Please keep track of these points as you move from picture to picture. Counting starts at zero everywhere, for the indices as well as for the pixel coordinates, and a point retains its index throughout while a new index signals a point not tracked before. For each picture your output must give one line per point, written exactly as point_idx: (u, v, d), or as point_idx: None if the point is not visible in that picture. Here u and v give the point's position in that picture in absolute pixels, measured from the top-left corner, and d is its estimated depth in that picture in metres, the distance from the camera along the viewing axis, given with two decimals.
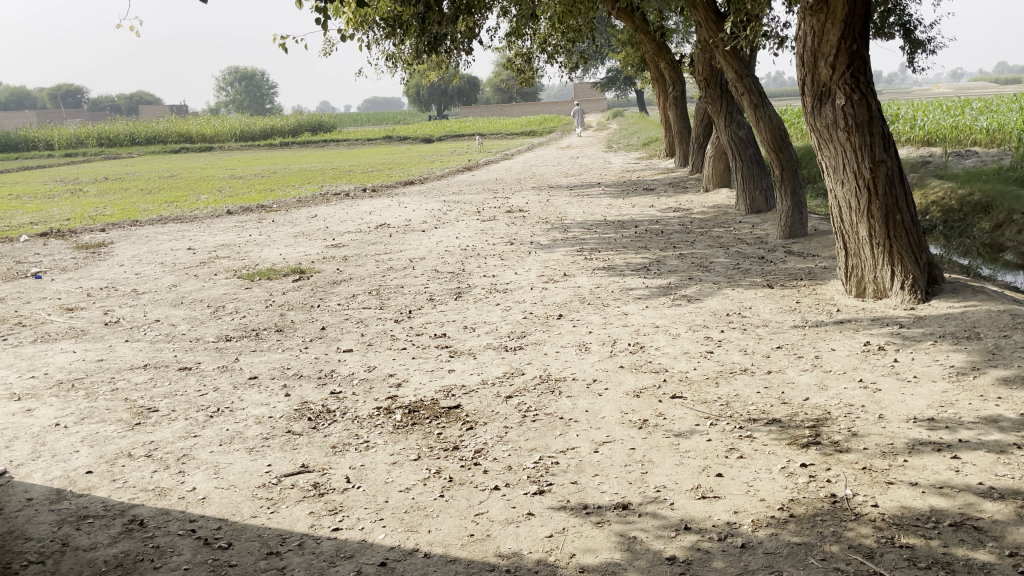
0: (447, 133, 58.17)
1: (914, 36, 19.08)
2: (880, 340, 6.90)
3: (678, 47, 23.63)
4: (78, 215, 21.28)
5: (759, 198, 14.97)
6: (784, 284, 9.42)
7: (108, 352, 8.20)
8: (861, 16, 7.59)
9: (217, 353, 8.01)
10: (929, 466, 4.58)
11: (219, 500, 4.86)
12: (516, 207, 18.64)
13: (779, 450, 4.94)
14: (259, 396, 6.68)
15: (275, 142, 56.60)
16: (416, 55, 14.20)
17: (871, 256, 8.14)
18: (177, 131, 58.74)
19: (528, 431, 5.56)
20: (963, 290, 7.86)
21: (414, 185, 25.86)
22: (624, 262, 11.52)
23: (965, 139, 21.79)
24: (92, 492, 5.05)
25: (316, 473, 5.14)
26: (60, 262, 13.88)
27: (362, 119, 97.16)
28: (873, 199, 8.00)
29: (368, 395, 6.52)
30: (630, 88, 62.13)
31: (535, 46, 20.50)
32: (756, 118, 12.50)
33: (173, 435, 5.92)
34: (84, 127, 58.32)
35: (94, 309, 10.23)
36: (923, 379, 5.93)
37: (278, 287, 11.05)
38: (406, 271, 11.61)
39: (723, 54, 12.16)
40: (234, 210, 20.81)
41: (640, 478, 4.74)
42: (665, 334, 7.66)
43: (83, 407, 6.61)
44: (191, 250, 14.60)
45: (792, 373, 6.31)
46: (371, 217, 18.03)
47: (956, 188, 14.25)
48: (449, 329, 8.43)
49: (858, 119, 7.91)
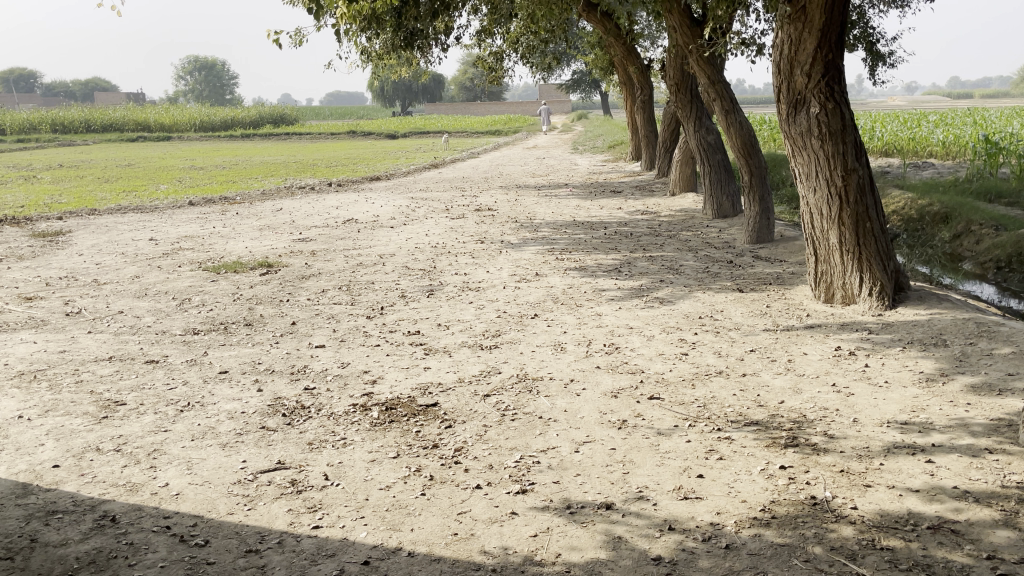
0: (413, 130, 57.80)
1: (876, 49, 19.49)
2: (850, 346, 7.03)
3: (647, 52, 23.85)
4: (33, 203, 20.68)
5: (726, 204, 15.13)
6: (754, 289, 9.53)
7: (71, 344, 7.98)
8: (838, 26, 7.72)
9: (185, 347, 7.84)
10: (904, 469, 4.67)
11: (193, 497, 4.75)
12: (485, 205, 18.62)
13: (759, 452, 4.99)
14: (230, 391, 6.56)
15: (236, 134, 55.71)
16: (390, 51, 14.12)
17: (840, 263, 8.27)
18: (135, 119, 57.51)
19: (507, 430, 5.54)
20: (929, 298, 8.05)
21: (381, 181, 25.66)
22: (595, 262, 11.57)
23: (923, 150, 22.31)
24: (59, 487, 4.90)
25: (293, 470, 5.05)
26: (16, 250, 13.48)
27: (325, 113, 96.07)
28: (844, 207, 8.13)
29: (343, 392, 6.44)
30: (595, 90, 62.55)
31: (507, 45, 20.53)
32: (727, 124, 12.66)
33: (143, 430, 5.77)
34: (37, 113, 56.75)
35: (54, 299, 9.95)
36: (894, 384, 6.05)
37: (246, 280, 10.87)
38: (376, 268, 11.50)
39: (696, 59, 12.25)
40: (197, 201, 20.46)
41: (622, 478, 4.75)
42: (640, 336, 7.71)
43: (47, 399, 6.42)
44: (153, 241, 14.29)
45: (767, 376, 6.39)
46: (338, 212, 17.86)
47: (916, 198, 14.58)
48: (423, 326, 8.38)
49: (831, 127, 8.04)
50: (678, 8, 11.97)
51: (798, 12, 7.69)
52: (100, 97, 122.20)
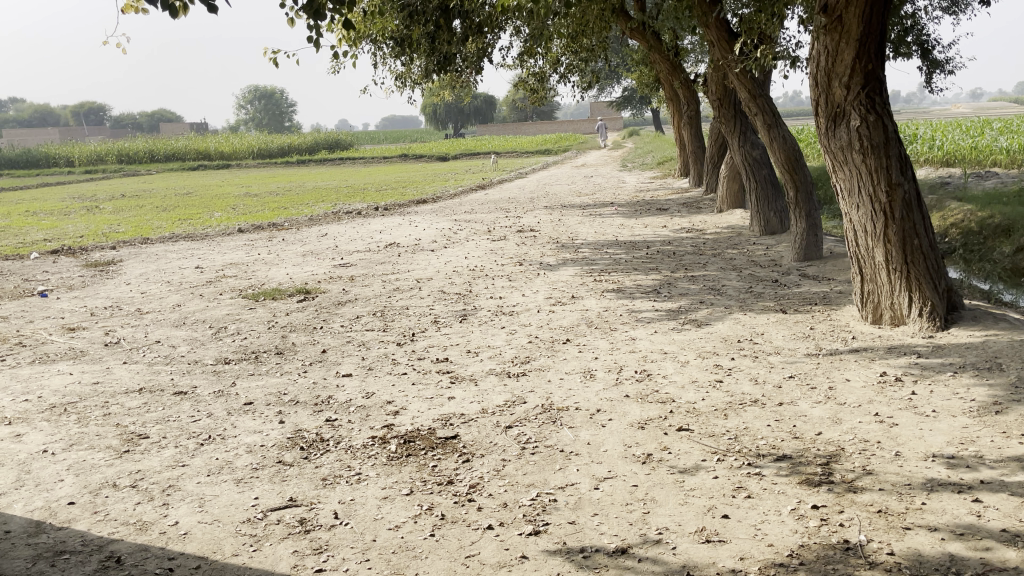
0: (464, 151, 58.29)
1: (931, 57, 18.86)
2: (897, 371, 6.63)
3: (693, 67, 23.52)
4: (92, 232, 21.36)
5: (774, 220, 14.70)
6: (798, 309, 9.14)
7: (105, 375, 8.05)
8: (877, 35, 7.36)
9: (214, 377, 7.83)
10: (947, 510, 4.31)
11: (201, 536, 4.65)
12: (527, 226, 18.51)
13: (790, 490, 4.67)
14: (253, 423, 6.49)
15: (292, 160, 56.97)
16: (427, 75, 14.16)
17: (887, 282, 7.86)
18: (196, 147, 59.21)
19: (526, 465, 5.32)
20: (984, 318, 7.57)
21: (427, 204, 25.76)
22: (634, 283, 11.30)
23: (985, 160, 21.43)
24: (71, 525, 4.87)
25: (303, 507, 4.93)
26: (67, 280, 13.84)
27: (379, 138, 97.50)
28: (890, 224, 7.73)
29: (364, 424, 6.31)
30: (645, 106, 62.12)
31: (548, 66, 20.48)
32: (770, 139, 12.29)
33: (161, 464, 5.73)
34: (104, 145, 58.89)
35: (96, 329, 10.12)
36: (943, 414, 5.65)
37: (282, 307, 10.90)
38: (412, 292, 11.44)
39: (735, 74, 11.93)
40: (246, 228, 20.80)
41: (641, 518, 4.49)
42: (674, 361, 7.42)
43: (73, 432, 6.44)
44: (199, 269, 14.50)
45: (804, 405, 6.03)
46: (381, 235, 17.95)
47: (977, 210, 13.92)
48: (452, 353, 8.23)
49: (873, 140, 7.67)
50: (714, 21, 11.73)
51: (834, 22, 7.36)
52: (163, 128, 126.26)
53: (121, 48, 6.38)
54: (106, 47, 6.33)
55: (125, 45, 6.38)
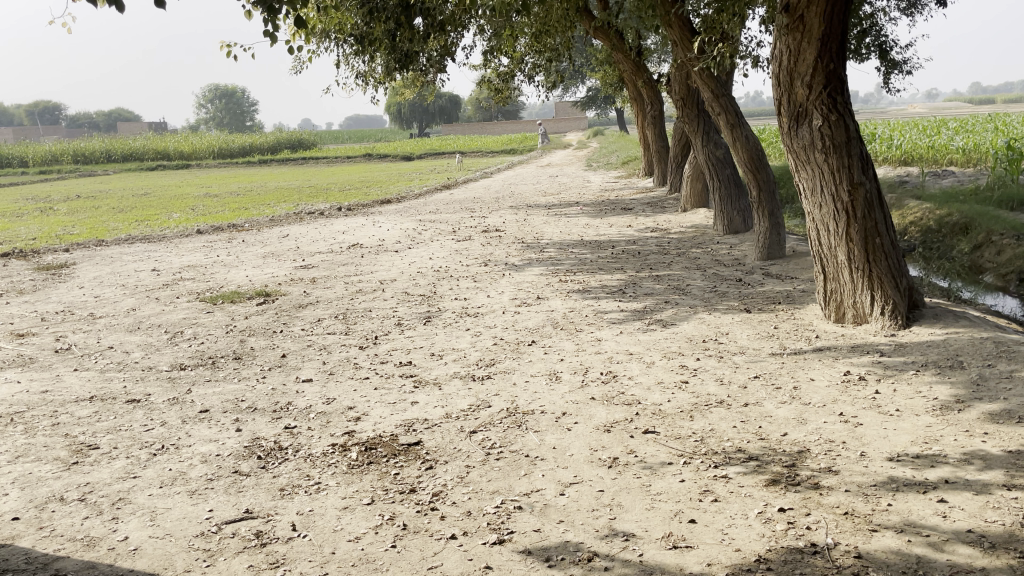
0: (428, 151, 58.07)
1: (889, 57, 19.13)
2: (860, 370, 6.63)
3: (656, 67, 23.59)
4: (45, 234, 20.78)
5: (737, 219, 14.75)
6: (762, 309, 9.15)
7: (55, 383, 7.77)
8: (838, 35, 7.37)
9: (169, 384, 7.60)
10: (914, 510, 4.28)
11: (151, 552, 4.47)
12: (492, 226, 18.41)
13: (756, 493, 4.62)
14: (208, 432, 6.29)
15: (254, 159, 56.14)
16: (389, 73, 13.98)
17: (849, 281, 7.89)
18: (154, 147, 58.12)
19: (491, 471, 5.22)
20: (945, 316, 7.63)
21: (391, 204, 25.56)
22: (599, 283, 11.25)
23: (942, 159, 21.79)
24: (14, 542, 4.65)
25: (260, 520, 4.76)
26: (18, 284, 13.40)
27: (343, 137, 96.53)
28: (852, 223, 7.75)
29: (324, 431, 6.15)
30: (609, 106, 62.27)
31: (512, 65, 20.39)
32: (733, 138, 12.33)
33: (111, 476, 5.52)
34: (58, 145, 57.41)
35: (46, 335, 9.78)
36: (906, 413, 5.65)
37: (241, 311, 10.66)
38: (376, 294, 11.27)
39: (698, 73, 11.96)
40: (205, 229, 20.39)
41: (607, 525, 4.41)
42: (639, 363, 7.36)
43: (19, 444, 6.19)
44: (156, 272, 14.15)
45: (770, 405, 6.00)
46: (344, 236, 17.72)
47: (934, 209, 14.11)
48: (415, 356, 8.09)
49: (835, 140, 7.69)
50: (677, 21, 11.76)
51: (796, 22, 7.36)
52: (122, 127, 123.95)
53: (67, 29, 6.37)
54: (55, 27, 6.32)
55: (68, 25, 6.36)
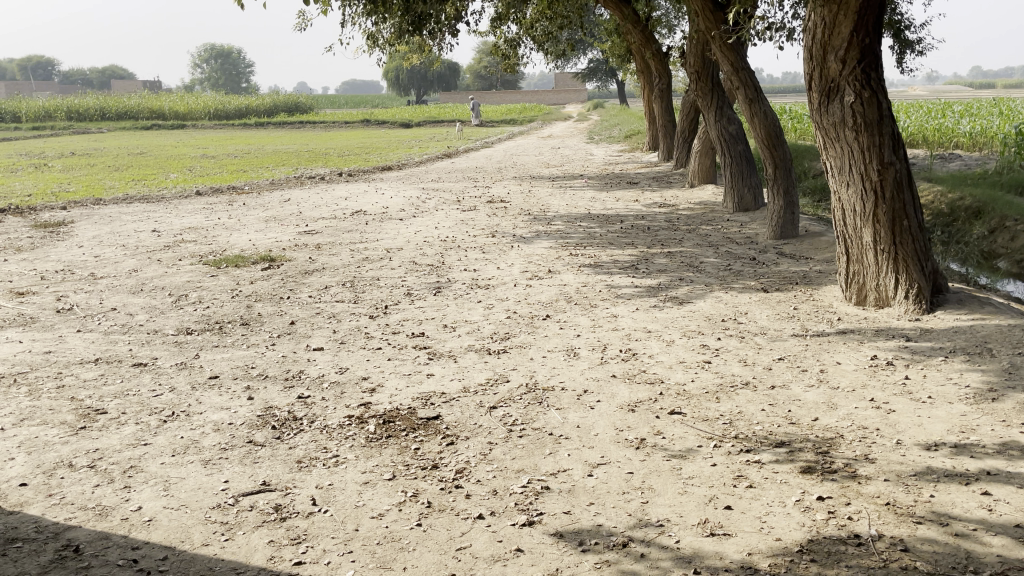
0: (427, 118, 57.43)
1: (903, 36, 18.79)
2: (888, 355, 6.48)
3: (665, 39, 23.20)
4: (40, 191, 20.37)
5: (748, 197, 14.54)
6: (780, 289, 8.99)
7: (58, 344, 7.57)
8: (876, 9, 7.17)
9: (175, 348, 7.41)
10: (958, 503, 4.16)
11: (167, 524, 4.31)
12: (497, 197, 18.14)
13: (792, 480, 4.49)
14: (219, 399, 6.11)
15: (251, 121, 55.38)
16: (399, 36, 13.68)
17: (874, 263, 7.72)
18: (150, 106, 57.26)
19: (514, 449, 5.07)
20: (970, 302, 7.48)
21: (392, 170, 25.20)
22: (611, 258, 11.06)
23: (949, 141, 21.55)
24: (24, 509, 4.49)
25: (278, 493, 4.61)
26: (16, 241, 13.13)
27: (340, 103, 95.21)
28: (880, 203, 7.58)
29: (339, 401, 5.99)
30: (611, 79, 61.58)
31: (521, 32, 20.00)
32: (751, 114, 12.09)
33: (120, 443, 5.34)
34: (52, 101, 56.23)
35: (47, 294, 9.56)
36: (939, 401, 5.52)
37: (246, 275, 10.43)
38: (382, 263, 11.04)
39: (720, 45, 11.72)
40: (204, 191, 20.04)
41: (640, 509, 4.27)
42: (659, 341, 7.20)
43: (23, 406, 6.00)
44: (156, 233, 13.88)
45: (797, 389, 5.87)
46: (346, 202, 17.44)
47: (947, 192, 13.92)
48: (428, 328, 7.91)
49: (867, 118, 7.50)
50: None
51: None
52: (116, 84, 122.20)
53: None
54: None
55: None
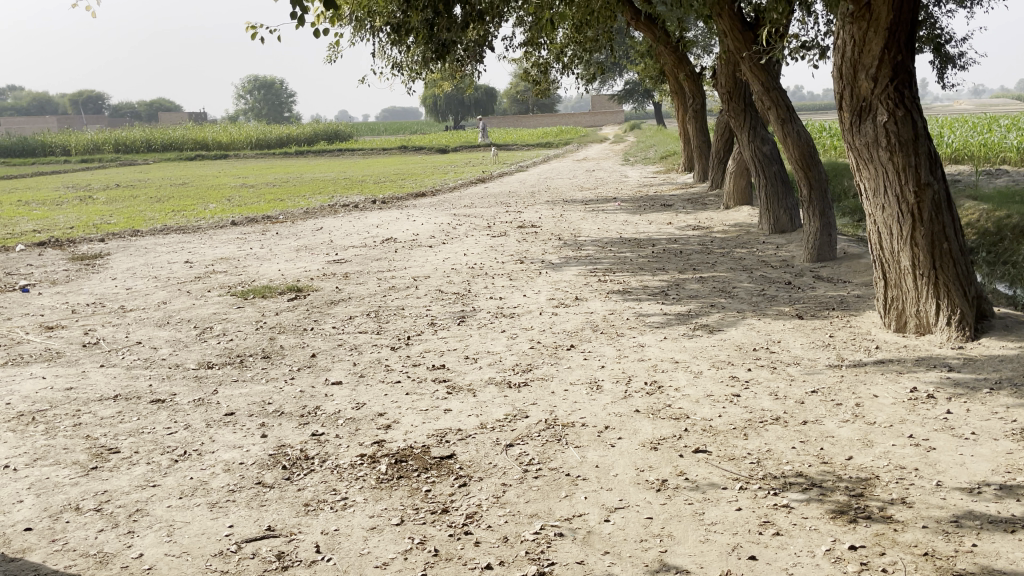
0: (464, 143, 57.75)
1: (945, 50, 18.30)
2: (928, 387, 6.13)
3: (699, 59, 22.96)
4: (83, 223, 20.82)
5: (783, 218, 14.18)
6: (815, 315, 8.64)
7: (80, 379, 7.56)
8: (908, 25, 6.90)
9: (195, 384, 7.34)
10: (1003, 553, 3.84)
11: (166, 572, 4.18)
12: (528, 222, 18.00)
13: (823, 526, 4.19)
14: (233, 437, 6.00)
15: (290, 150, 56.25)
16: (426, 63, 13.68)
17: (913, 288, 7.37)
18: (194, 136, 58.57)
19: (529, 491, 4.85)
20: (1016, 328, 7.08)
21: (425, 196, 25.26)
22: (640, 284, 10.81)
23: (995, 157, 20.87)
24: (25, 556, 4.39)
25: (282, 539, 4.45)
26: (52, 274, 13.33)
27: (378, 130, 96.45)
28: (917, 226, 7.25)
29: (353, 439, 5.83)
30: (648, 100, 61.32)
31: (551, 57, 19.95)
32: (784, 134, 11.79)
33: (129, 484, 5.25)
34: (101, 135, 57.90)
35: (75, 328, 9.62)
36: (983, 438, 5.17)
37: (271, 306, 10.39)
38: (408, 291, 10.93)
39: (750, 66, 11.48)
40: (239, 220, 20.25)
41: (658, 558, 4.02)
42: (686, 372, 6.93)
43: (39, 445, 5.95)
44: (189, 264, 13.99)
45: (831, 424, 5.55)
46: (377, 230, 17.46)
47: (993, 211, 13.40)
48: (449, 359, 7.74)
49: (902, 137, 7.20)
50: (728, 10, 11.30)
51: (862, 9, 6.89)
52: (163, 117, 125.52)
53: None
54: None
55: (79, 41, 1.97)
